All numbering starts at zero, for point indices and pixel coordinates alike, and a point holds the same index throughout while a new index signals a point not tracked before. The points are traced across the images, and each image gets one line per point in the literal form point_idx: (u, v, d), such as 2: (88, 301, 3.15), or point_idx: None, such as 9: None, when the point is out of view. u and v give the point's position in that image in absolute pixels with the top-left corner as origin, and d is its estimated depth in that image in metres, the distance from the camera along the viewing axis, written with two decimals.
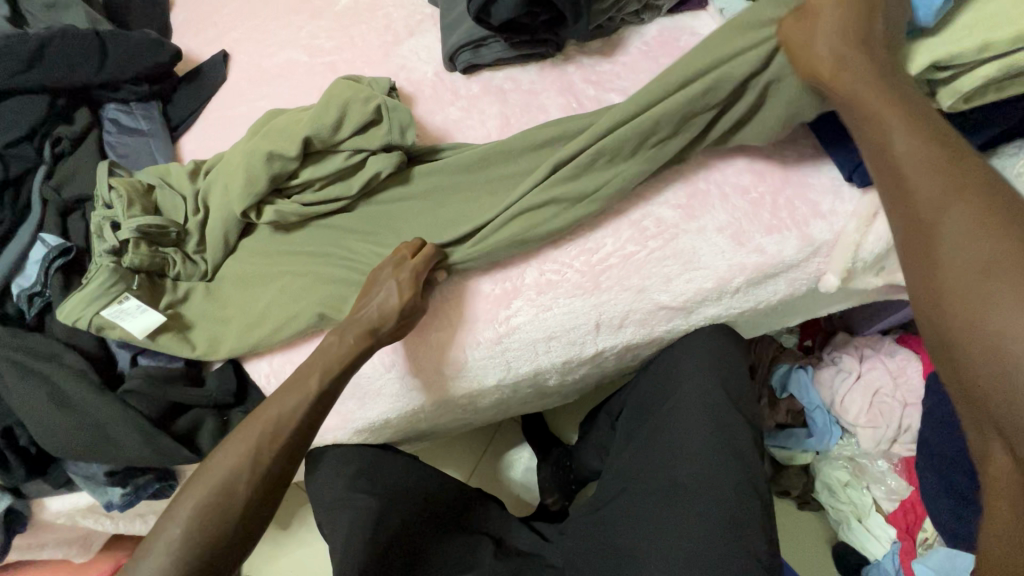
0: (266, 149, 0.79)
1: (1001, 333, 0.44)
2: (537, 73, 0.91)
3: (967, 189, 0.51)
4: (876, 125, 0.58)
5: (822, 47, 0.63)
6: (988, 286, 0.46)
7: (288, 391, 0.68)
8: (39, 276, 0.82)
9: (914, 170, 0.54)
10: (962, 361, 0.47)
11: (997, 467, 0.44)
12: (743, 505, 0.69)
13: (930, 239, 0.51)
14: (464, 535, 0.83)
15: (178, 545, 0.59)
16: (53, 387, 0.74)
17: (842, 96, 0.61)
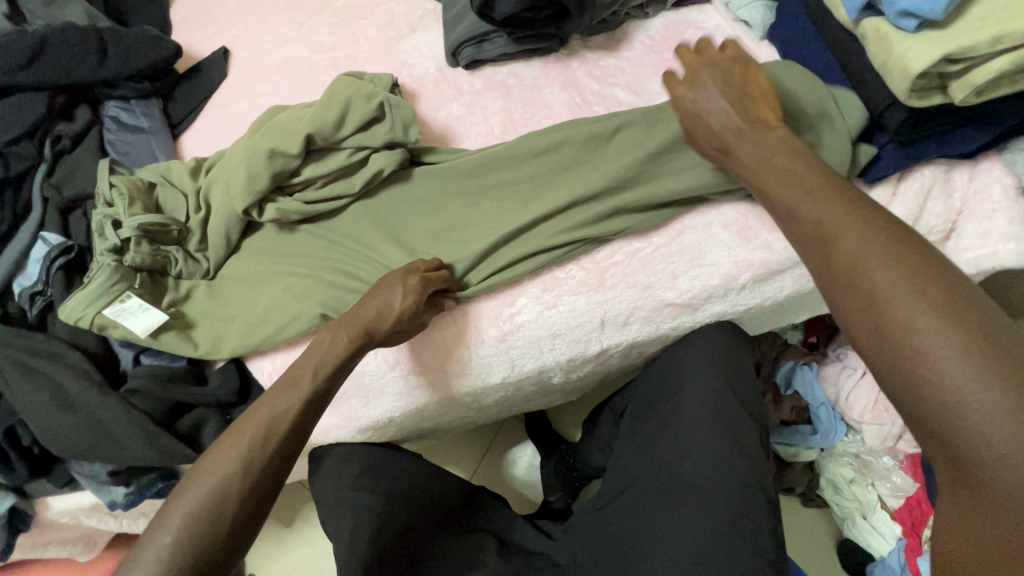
0: (268, 146, 0.78)
1: (927, 356, 0.44)
2: (540, 68, 0.91)
3: (844, 208, 0.53)
4: (760, 166, 0.61)
5: (705, 109, 0.65)
6: (902, 312, 0.46)
7: (282, 392, 0.65)
8: (40, 274, 0.82)
9: (795, 198, 0.56)
10: (899, 391, 0.45)
11: (953, 491, 0.43)
12: (748, 505, 0.68)
13: (823, 259, 0.52)
14: (465, 536, 0.82)
15: (166, 562, 0.54)
16: (55, 387, 0.73)
17: (733, 146, 0.64)
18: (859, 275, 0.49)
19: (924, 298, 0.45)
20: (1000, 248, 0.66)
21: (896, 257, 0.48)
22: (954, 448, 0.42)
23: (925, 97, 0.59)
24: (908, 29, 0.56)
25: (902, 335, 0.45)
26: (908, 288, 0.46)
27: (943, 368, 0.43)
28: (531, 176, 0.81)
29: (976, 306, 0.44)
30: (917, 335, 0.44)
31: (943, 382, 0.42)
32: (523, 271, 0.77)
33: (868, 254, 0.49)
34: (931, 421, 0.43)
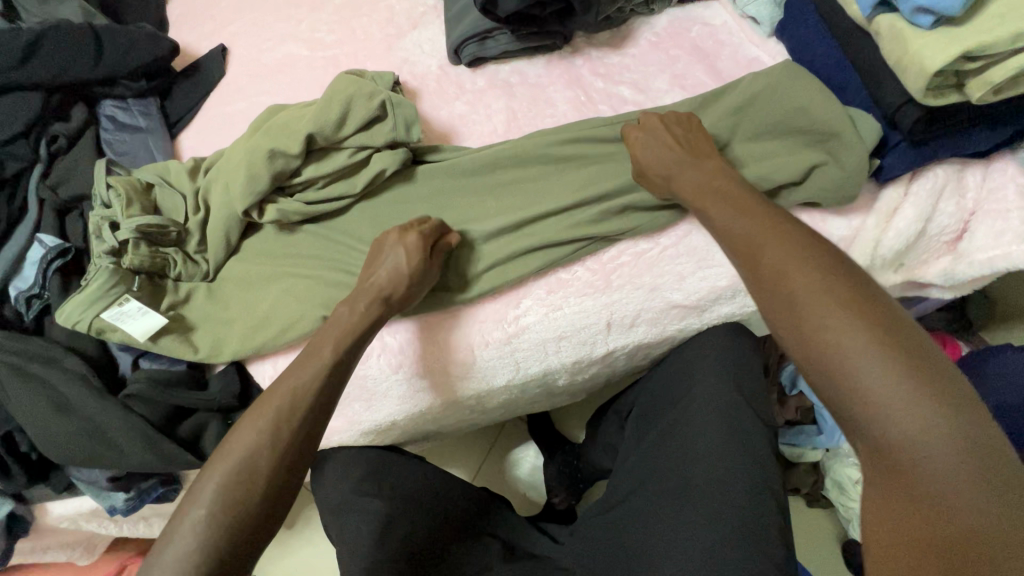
0: (268, 146, 0.77)
1: (843, 345, 0.49)
2: (544, 66, 0.89)
3: (771, 226, 0.59)
4: (698, 190, 0.66)
5: (652, 145, 0.71)
6: (822, 309, 0.51)
7: (301, 365, 0.64)
8: (37, 277, 0.80)
9: (730, 218, 0.62)
10: (824, 376, 0.50)
11: (872, 467, 0.47)
12: (758, 510, 0.67)
13: (753, 270, 0.58)
14: (472, 540, 0.82)
15: (200, 537, 0.53)
16: (54, 392, 0.72)
17: (675, 176, 0.68)
18: (785, 281, 0.54)
19: (837, 298, 0.51)
20: (1013, 248, 0.66)
21: (814, 264, 0.54)
22: (870, 428, 0.46)
23: (941, 95, 0.58)
24: (924, 26, 0.55)
25: (823, 329, 0.50)
26: (824, 291, 0.52)
27: (858, 359, 0.48)
28: (535, 176, 0.80)
29: (877, 304, 0.51)
30: (834, 330, 0.50)
31: (858, 368, 0.48)
32: (528, 270, 0.76)
33: (791, 263, 0.55)
34: (849, 405, 0.48)
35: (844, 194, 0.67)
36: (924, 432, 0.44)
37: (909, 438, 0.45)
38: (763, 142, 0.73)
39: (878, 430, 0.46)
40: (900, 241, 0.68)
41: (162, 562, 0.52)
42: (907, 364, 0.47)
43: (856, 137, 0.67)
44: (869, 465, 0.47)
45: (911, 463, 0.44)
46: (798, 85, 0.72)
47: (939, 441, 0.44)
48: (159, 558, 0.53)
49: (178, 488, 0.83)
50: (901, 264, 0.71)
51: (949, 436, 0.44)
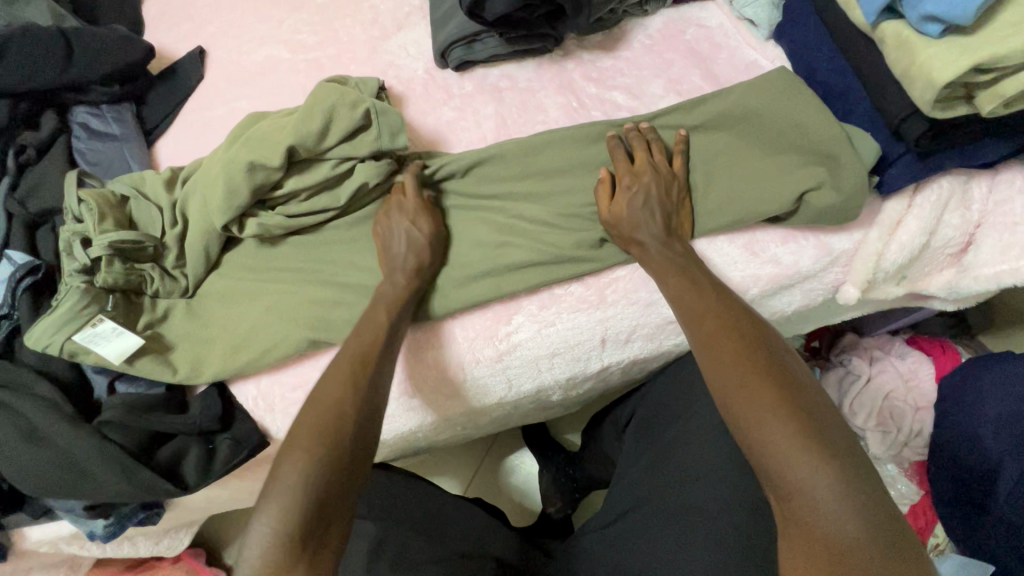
0: (246, 158, 0.73)
1: (757, 411, 0.50)
2: (534, 70, 0.86)
3: (715, 296, 0.61)
4: (659, 259, 0.66)
5: (638, 210, 0.67)
6: (743, 373, 0.53)
7: (362, 327, 0.68)
8: (6, 297, 0.77)
9: (678, 283, 0.64)
10: (745, 439, 0.51)
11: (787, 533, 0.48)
12: (761, 532, 0.65)
13: (693, 335, 0.60)
14: (457, 560, 0.76)
15: (313, 477, 0.54)
16: (24, 421, 0.69)
17: (646, 243, 0.67)
18: (717, 348, 0.56)
19: (758, 370, 0.53)
20: (1021, 263, 0.64)
21: (742, 335, 0.57)
22: (784, 495, 0.48)
23: (949, 108, 0.55)
24: (932, 35, 0.53)
25: (742, 393, 0.52)
26: (749, 365, 0.54)
27: (770, 426, 0.49)
28: (527, 187, 0.76)
29: (794, 379, 0.53)
30: (751, 399, 0.51)
31: (769, 439, 0.49)
32: (520, 289, 0.73)
33: (722, 333, 0.57)
34: (766, 472, 0.49)
35: (842, 215, 0.66)
36: (830, 502, 0.45)
37: (816, 508, 0.46)
38: (762, 153, 0.70)
39: (791, 496, 0.47)
40: (903, 254, 0.67)
41: (274, 499, 0.53)
42: (812, 439, 0.48)
43: (852, 158, 0.64)
44: (784, 531, 0.48)
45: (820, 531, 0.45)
46: (796, 98, 0.69)
47: (845, 521, 0.45)
48: (267, 499, 0.54)
49: (162, 511, 0.80)
50: (903, 277, 0.70)
51: (851, 510, 0.45)
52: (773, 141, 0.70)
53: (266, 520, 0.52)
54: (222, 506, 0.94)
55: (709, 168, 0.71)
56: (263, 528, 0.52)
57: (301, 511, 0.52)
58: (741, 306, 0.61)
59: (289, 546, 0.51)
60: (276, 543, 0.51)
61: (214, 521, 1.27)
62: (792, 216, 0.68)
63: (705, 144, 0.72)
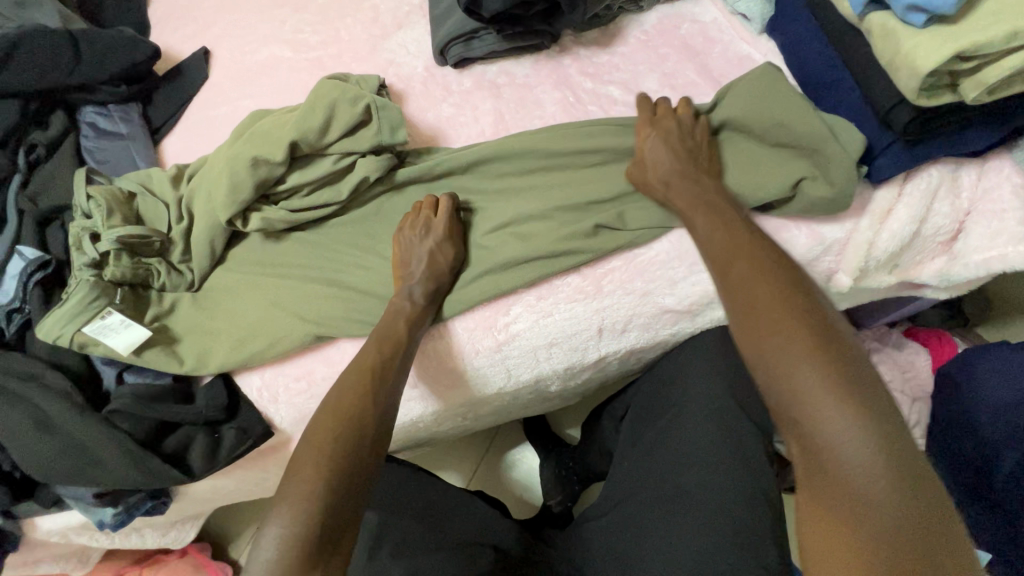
0: (250, 154, 0.75)
1: (783, 354, 0.48)
2: (531, 66, 0.87)
3: (749, 240, 0.58)
4: (688, 198, 0.66)
5: (662, 149, 0.69)
6: (771, 317, 0.51)
7: (378, 341, 0.69)
8: (17, 291, 0.79)
9: (710, 228, 0.62)
10: (768, 383, 0.49)
11: (807, 482, 0.47)
12: (755, 516, 0.66)
13: (722, 279, 0.57)
14: (456, 548, 0.77)
15: (329, 477, 0.57)
16: (36, 410, 0.71)
17: (674, 184, 0.67)
18: (750, 293, 0.53)
19: (791, 317, 0.50)
20: (1009, 249, 0.65)
21: (778, 278, 0.53)
22: (810, 447, 0.46)
23: (934, 96, 0.57)
24: (916, 24, 0.55)
25: (771, 336, 0.50)
26: (781, 308, 0.51)
27: (799, 371, 0.47)
28: (524, 182, 0.78)
29: (831, 327, 0.50)
30: (783, 347, 0.49)
31: (801, 389, 0.46)
32: (519, 280, 0.74)
33: (754, 277, 0.54)
34: (788, 418, 0.47)
35: (835, 206, 0.66)
36: (860, 456, 0.43)
37: (844, 462, 0.44)
38: (747, 150, 0.71)
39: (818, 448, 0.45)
40: (894, 243, 0.68)
41: (288, 500, 0.56)
42: (843, 385, 0.46)
43: (842, 150, 0.65)
44: (806, 480, 0.47)
45: (845, 484, 0.44)
46: (777, 94, 0.70)
47: (870, 470, 0.43)
48: (282, 500, 0.56)
49: (168, 501, 0.82)
50: (895, 266, 0.71)
51: (877, 458, 0.43)
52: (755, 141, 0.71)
53: (281, 518, 0.55)
54: (228, 497, 0.96)
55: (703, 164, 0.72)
56: (275, 529, 0.54)
57: (318, 512, 0.55)
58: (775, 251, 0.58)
59: (307, 549, 0.53)
60: (293, 544, 0.53)
61: (220, 516, 1.28)
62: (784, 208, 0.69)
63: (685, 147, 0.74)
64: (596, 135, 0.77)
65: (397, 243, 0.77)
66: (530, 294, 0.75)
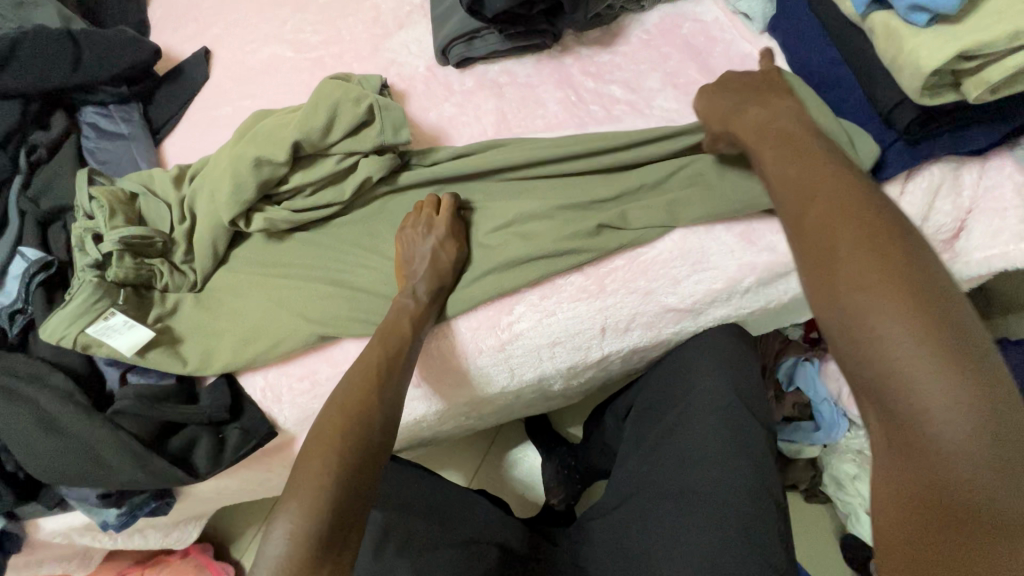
0: (253, 154, 0.75)
1: (864, 307, 0.44)
2: (533, 65, 0.87)
3: (835, 178, 0.51)
4: (750, 126, 0.62)
5: (720, 95, 0.68)
6: (851, 264, 0.46)
7: (384, 337, 0.69)
8: (20, 292, 0.79)
9: (782, 162, 0.56)
10: (842, 338, 0.45)
11: (879, 447, 0.44)
12: (758, 513, 0.67)
13: (797, 218, 0.52)
14: (462, 546, 0.77)
15: (334, 477, 0.57)
16: (40, 411, 0.71)
17: (733, 120, 0.65)
18: (832, 245, 0.47)
19: (885, 274, 0.44)
20: (1010, 247, 0.66)
21: (871, 228, 0.47)
22: (895, 422, 0.42)
23: (937, 95, 0.57)
24: (919, 23, 0.55)
25: (852, 286, 0.45)
26: (867, 253, 0.45)
27: (883, 326, 0.42)
28: (527, 182, 0.78)
29: (935, 285, 0.43)
30: (871, 309, 0.43)
31: (892, 358, 0.42)
32: (522, 280, 0.74)
33: (838, 226, 0.48)
34: (864, 377, 0.44)
35: None
36: (960, 438, 0.39)
37: (937, 442, 0.40)
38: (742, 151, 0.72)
39: (906, 424, 0.41)
40: None
41: (296, 496, 0.56)
42: (938, 344, 0.41)
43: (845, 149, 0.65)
44: (886, 457, 0.43)
45: (935, 465, 0.40)
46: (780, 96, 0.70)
47: (959, 440, 0.39)
48: (290, 496, 0.56)
49: (172, 501, 0.82)
50: None
51: (972, 429, 0.39)
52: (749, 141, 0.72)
53: (288, 514, 0.55)
54: (231, 497, 0.96)
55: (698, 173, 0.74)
56: (282, 529, 0.54)
57: (326, 509, 0.55)
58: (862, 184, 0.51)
59: (315, 546, 0.54)
60: (301, 541, 0.53)
61: (222, 516, 1.28)
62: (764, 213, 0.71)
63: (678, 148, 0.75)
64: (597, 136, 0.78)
65: (397, 242, 0.77)
66: (532, 294, 0.75)
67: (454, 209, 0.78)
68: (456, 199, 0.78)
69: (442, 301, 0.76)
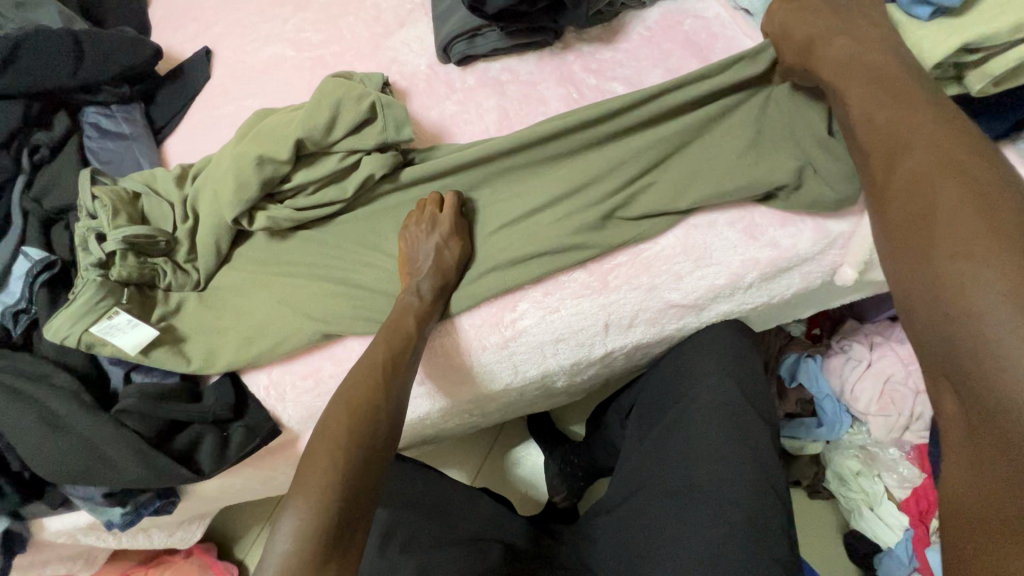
0: (256, 152, 0.75)
1: (962, 270, 0.46)
2: (535, 63, 0.88)
3: (938, 138, 0.52)
4: (834, 56, 0.59)
5: (808, 21, 0.63)
6: (952, 227, 0.48)
7: (388, 334, 0.69)
8: (24, 292, 0.79)
9: (879, 112, 0.56)
10: (934, 295, 0.47)
11: (947, 409, 0.46)
12: (762, 509, 0.67)
13: (893, 178, 0.53)
14: (466, 543, 0.77)
15: (338, 475, 0.57)
16: (45, 411, 0.72)
17: (821, 46, 0.61)
18: (928, 205, 0.50)
19: (981, 235, 0.46)
20: None
21: (973, 187, 0.48)
22: (967, 385, 0.44)
23: (939, 86, 0.59)
24: (921, 17, 0.58)
25: (955, 247, 0.47)
26: (972, 215, 0.47)
27: (979, 287, 0.44)
28: (528, 180, 0.79)
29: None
30: (961, 269, 0.46)
31: (977, 316, 0.44)
32: (524, 277, 0.74)
33: (933, 185, 0.50)
34: (948, 337, 0.46)
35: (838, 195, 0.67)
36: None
37: (1012, 409, 0.41)
38: (728, 142, 0.73)
39: (977, 388, 0.43)
40: None
41: (302, 492, 0.56)
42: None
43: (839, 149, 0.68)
44: (957, 425, 0.44)
45: (1003, 433, 0.41)
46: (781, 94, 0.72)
47: None
48: (296, 493, 0.57)
49: (176, 501, 0.82)
50: None
51: None
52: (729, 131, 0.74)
53: (295, 511, 0.55)
54: (234, 496, 0.96)
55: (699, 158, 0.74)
56: (288, 526, 0.55)
57: (332, 505, 0.56)
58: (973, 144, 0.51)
59: (320, 543, 0.54)
60: (306, 537, 0.54)
61: (225, 516, 1.28)
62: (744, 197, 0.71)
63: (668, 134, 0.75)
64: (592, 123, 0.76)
65: (401, 240, 0.77)
66: (535, 292, 0.76)
67: (457, 207, 0.78)
68: (457, 197, 0.78)
69: (446, 298, 0.76)
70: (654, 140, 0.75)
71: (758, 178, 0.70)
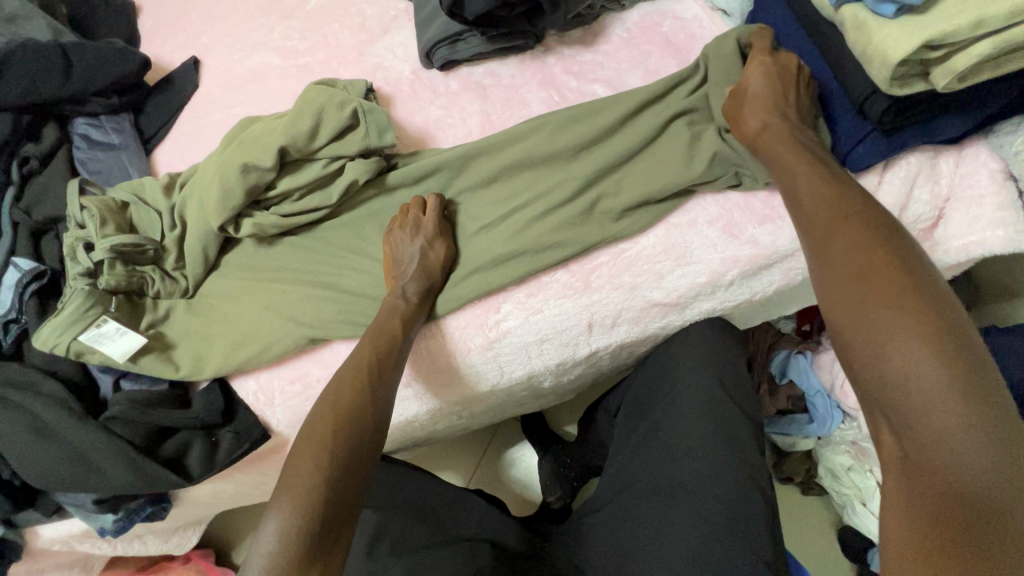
0: (241, 160, 0.76)
1: (884, 329, 0.47)
2: (516, 66, 0.88)
3: (859, 207, 0.54)
4: (777, 139, 0.64)
5: (775, 98, 0.66)
6: (870, 289, 0.49)
7: (371, 342, 0.70)
8: (14, 301, 0.80)
9: (806, 178, 0.59)
10: (860, 354, 0.48)
11: (885, 451, 0.46)
12: (745, 503, 0.67)
13: (819, 240, 0.55)
14: (458, 544, 0.78)
15: (322, 476, 0.58)
16: (34, 419, 0.73)
17: (771, 127, 0.65)
18: (859, 269, 0.50)
19: (903, 297, 0.47)
20: (988, 234, 0.65)
21: (891, 253, 0.50)
22: (908, 430, 0.44)
23: (906, 84, 0.58)
24: (886, 15, 0.57)
25: (873, 307, 0.48)
26: (892, 279, 0.49)
27: (902, 347, 0.45)
28: (512, 183, 0.79)
29: (950, 307, 0.46)
30: (889, 327, 0.47)
31: (908, 371, 0.45)
32: (507, 278, 0.75)
33: (859, 247, 0.51)
34: (880, 392, 0.46)
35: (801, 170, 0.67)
36: (966, 442, 0.41)
37: (951, 447, 0.42)
38: (695, 128, 0.74)
39: (917, 431, 0.43)
40: None
41: (287, 492, 0.57)
42: (955, 368, 0.43)
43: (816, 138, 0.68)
44: (896, 464, 0.45)
45: (943, 473, 0.41)
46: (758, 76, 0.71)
47: (971, 452, 0.41)
48: (281, 493, 0.57)
49: (168, 506, 0.83)
50: None
51: (983, 446, 0.41)
52: (696, 111, 0.74)
53: (280, 510, 0.56)
54: (228, 501, 0.96)
55: (671, 147, 0.74)
56: (272, 526, 0.55)
57: (316, 505, 0.56)
58: (885, 214, 0.54)
59: (305, 543, 0.54)
60: (291, 537, 0.54)
61: (223, 521, 1.29)
62: (708, 186, 0.73)
63: (642, 123, 0.76)
64: (569, 124, 0.78)
65: (386, 243, 0.78)
66: (515, 294, 0.76)
67: (441, 211, 0.79)
68: (441, 201, 0.79)
69: (432, 300, 0.77)
70: (628, 133, 0.76)
71: (716, 164, 0.72)
